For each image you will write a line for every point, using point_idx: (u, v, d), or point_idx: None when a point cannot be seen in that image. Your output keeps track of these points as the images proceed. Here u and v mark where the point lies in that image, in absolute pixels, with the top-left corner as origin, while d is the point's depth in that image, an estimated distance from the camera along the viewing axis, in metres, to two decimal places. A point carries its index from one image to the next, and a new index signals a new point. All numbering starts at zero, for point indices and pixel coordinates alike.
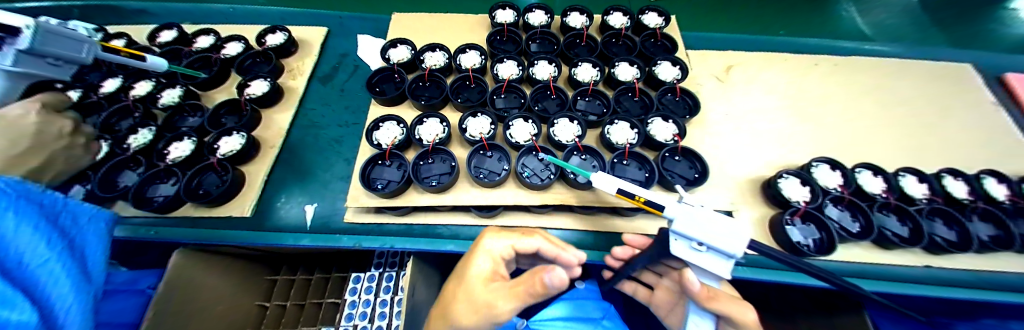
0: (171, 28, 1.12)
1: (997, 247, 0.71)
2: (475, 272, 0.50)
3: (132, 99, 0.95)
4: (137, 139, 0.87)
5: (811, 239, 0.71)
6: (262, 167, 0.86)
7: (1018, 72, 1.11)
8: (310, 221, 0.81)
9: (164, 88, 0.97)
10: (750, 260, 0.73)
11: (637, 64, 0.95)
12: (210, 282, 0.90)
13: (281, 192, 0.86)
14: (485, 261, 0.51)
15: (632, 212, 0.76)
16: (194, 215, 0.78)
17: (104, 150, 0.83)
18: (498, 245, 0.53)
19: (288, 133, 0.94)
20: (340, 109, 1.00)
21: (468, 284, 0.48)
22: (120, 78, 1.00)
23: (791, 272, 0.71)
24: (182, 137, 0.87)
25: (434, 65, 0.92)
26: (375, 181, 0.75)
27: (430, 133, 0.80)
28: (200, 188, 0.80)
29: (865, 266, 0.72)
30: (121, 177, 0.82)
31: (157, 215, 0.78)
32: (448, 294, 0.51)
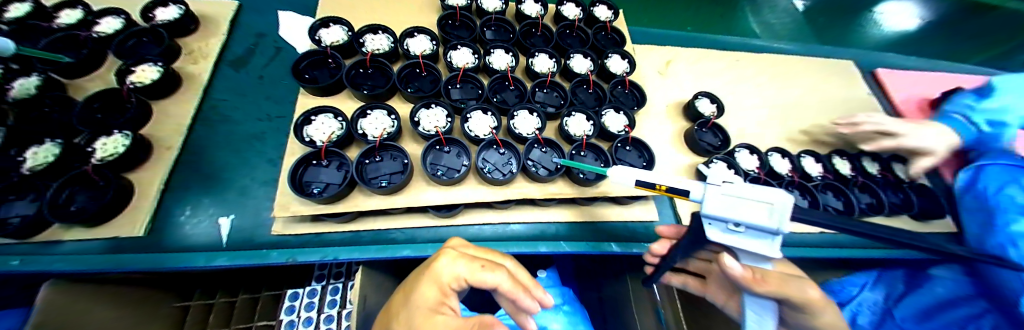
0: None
1: (870, 213, 0.88)
2: (419, 301, 0.44)
3: None
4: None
5: None
6: (155, 172, 0.68)
7: (878, 68, 1.38)
8: (226, 236, 0.67)
9: (12, 76, 0.68)
10: None
11: (590, 56, 0.96)
12: (98, 314, 0.69)
13: (183, 203, 0.69)
14: (429, 288, 0.45)
15: (589, 201, 0.82)
16: (65, 239, 0.60)
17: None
18: (447, 272, 0.46)
19: (190, 129, 0.76)
20: (260, 100, 0.83)
21: (398, 313, 0.45)
22: None
23: None
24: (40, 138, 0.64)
25: (377, 50, 0.81)
26: (309, 184, 0.64)
27: (376, 127, 0.71)
28: (71, 205, 0.61)
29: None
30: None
31: (9, 241, 0.58)
32: (392, 311, 0.47)
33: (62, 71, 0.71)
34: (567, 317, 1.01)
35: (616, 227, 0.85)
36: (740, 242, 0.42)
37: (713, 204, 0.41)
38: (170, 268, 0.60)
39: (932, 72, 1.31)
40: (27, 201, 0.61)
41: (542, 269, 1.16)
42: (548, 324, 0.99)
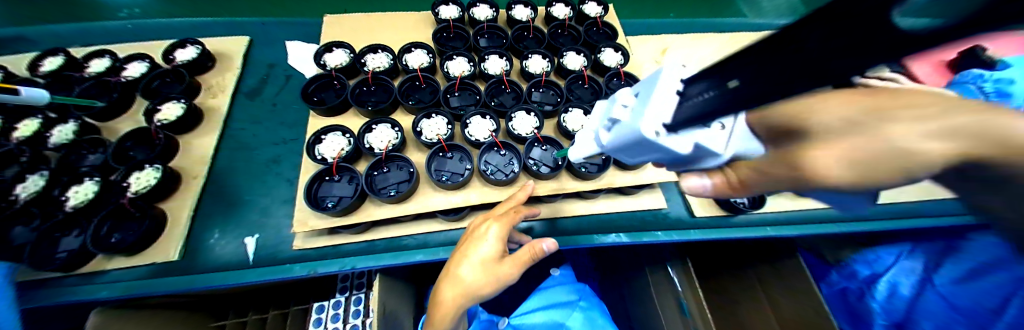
0: (56, 53, 0.86)
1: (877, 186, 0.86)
2: (483, 256, 0.57)
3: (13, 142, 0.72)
4: (27, 187, 0.68)
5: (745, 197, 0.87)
6: (184, 200, 0.74)
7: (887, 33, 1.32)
8: (252, 254, 0.71)
9: (53, 124, 0.75)
10: (701, 223, 0.86)
11: (583, 52, 0.97)
12: None
13: (212, 227, 0.74)
14: (487, 246, 0.58)
15: (592, 194, 0.80)
16: (109, 267, 0.65)
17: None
18: (497, 232, 0.59)
19: (213, 158, 0.82)
20: (275, 125, 0.89)
21: (456, 269, 0.58)
22: None
23: (744, 228, 0.85)
24: (81, 178, 0.70)
25: (378, 67, 0.86)
26: (324, 199, 0.69)
27: (381, 140, 0.75)
28: (112, 236, 0.66)
29: (770, 216, 0.87)
30: (14, 233, 0.67)
31: (59, 273, 0.64)
32: (455, 270, 0.58)
33: (96, 115, 0.77)
34: (585, 313, 0.99)
35: (623, 217, 0.85)
36: (690, 159, 0.38)
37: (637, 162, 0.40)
38: (207, 286, 0.66)
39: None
40: (73, 237, 0.67)
41: (555, 268, 1.14)
42: (566, 322, 0.98)
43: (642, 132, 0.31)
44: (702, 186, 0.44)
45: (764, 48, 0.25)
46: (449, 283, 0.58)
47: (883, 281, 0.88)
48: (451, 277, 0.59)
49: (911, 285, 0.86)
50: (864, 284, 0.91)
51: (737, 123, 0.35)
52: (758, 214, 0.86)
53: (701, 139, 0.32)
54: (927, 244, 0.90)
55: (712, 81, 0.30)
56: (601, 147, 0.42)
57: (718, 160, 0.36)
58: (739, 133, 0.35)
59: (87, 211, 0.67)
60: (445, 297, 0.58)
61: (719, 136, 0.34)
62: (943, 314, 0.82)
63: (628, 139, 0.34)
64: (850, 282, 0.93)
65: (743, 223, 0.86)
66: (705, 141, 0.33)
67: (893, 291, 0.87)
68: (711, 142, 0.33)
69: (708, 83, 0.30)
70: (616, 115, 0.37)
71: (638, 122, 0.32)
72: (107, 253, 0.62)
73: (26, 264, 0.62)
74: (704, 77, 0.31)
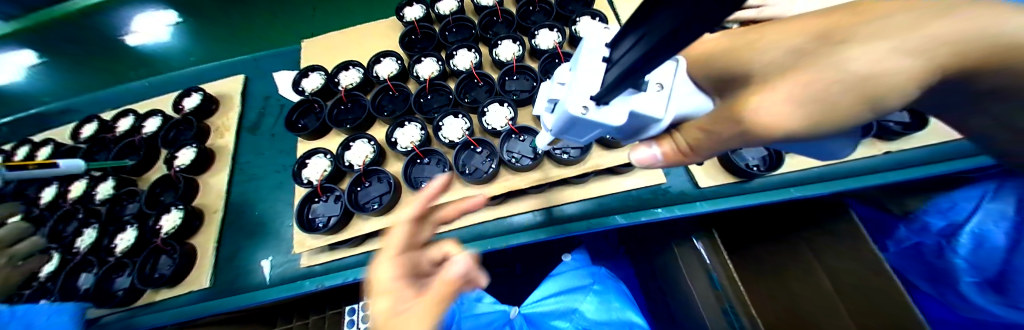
0: (90, 120, 1.00)
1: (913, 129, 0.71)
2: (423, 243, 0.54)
3: (70, 202, 0.88)
4: (84, 240, 0.83)
5: (761, 158, 0.77)
6: (208, 233, 0.83)
7: None
8: (269, 274, 0.80)
9: (95, 182, 0.88)
10: (715, 192, 0.77)
11: (556, 27, 0.89)
12: None
13: (233, 256, 0.82)
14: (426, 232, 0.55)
15: (581, 179, 0.76)
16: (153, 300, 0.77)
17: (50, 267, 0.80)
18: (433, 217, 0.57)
19: (229, 192, 0.90)
20: (276, 154, 0.95)
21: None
22: (55, 185, 0.91)
23: (772, 193, 0.72)
24: (123, 227, 0.82)
25: (350, 84, 0.87)
26: (315, 220, 0.73)
27: (360, 155, 0.77)
28: (155, 272, 0.78)
29: (793, 175, 0.75)
30: (80, 278, 0.80)
31: (121, 309, 0.77)
32: None
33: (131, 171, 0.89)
34: (598, 297, 0.96)
35: (621, 199, 0.79)
36: (637, 131, 0.33)
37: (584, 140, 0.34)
38: (228, 308, 0.73)
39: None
40: (123, 276, 0.79)
41: (567, 254, 1.12)
42: (578, 307, 0.95)
43: (569, 112, 0.26)
44: (652, 157, 0.35)
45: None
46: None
47: (966, 233, 0.70)
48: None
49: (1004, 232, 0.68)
50: (943, 238, 0.72)
51: (678, 76, 0.29)
52: (779, 175, 0.75)
53: (638, 106, 0.27)
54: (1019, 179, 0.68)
55: (638, 35, 0.23)
56: (549, 132, 0.37)
57: (666, 126, 0.31)
58: (681, 92, 0.29)
59: (129, 255, 0.79)
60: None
61: (659, 100, 0.28)
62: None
63: (564, 122, 0.29)
64: (925, 238, 0.74)
65: (760, 188, 0.75)
66: (644, 108, 0.27)
67: (979, 243, 0.69)
68: (649, 109, 0.28)
69: (635, 39, 0.24)
70: (555, 95, 0.32)
71: (565, 101, 0.27)
72: (152, 288, 0.74)
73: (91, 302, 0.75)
74: (630, 33, 0.25)
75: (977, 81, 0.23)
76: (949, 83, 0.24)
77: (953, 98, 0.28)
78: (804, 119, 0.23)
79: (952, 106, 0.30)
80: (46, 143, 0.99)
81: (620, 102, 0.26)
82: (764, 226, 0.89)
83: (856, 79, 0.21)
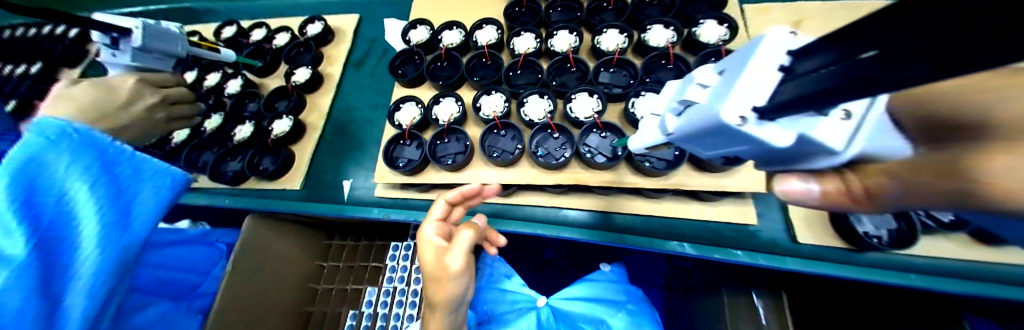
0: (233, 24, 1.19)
1: None
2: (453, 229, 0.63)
3: (206, 90, 1.09)
4: (212, 123, 1.04)
5: (885, 230, 0.65)
6: (306, 144, 0.97)
7: None
8: (348, 194, 0.93)
9: (228, 79, 1.09)
10: (812, 250, 0.70)
11: (673, 25, 0.82)
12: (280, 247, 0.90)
13: (323, 171, 0.97)
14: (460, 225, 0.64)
15: (658, 193, 0.73)
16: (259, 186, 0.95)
17: (184, 134, 1.03)
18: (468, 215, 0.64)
19: (329, 115, 1.04)
20: (372, 92, 1.06)
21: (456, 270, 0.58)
22: (195, 71, 1.13)
23: (876, 270, 0.62)
24: (245, 121, 1.01)
25: (451, 43, 0.92)
26: (397, 159, 0.81)
27: (446, 112, 0.82)
28: (260, 165, 0.95)
29: (903, 259, 0.66)
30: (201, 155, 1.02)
31: (230, 185, 0.96)
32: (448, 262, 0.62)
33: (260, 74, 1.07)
34: (630, 317, 0.95)
35: (689, 225, 0.76)
36: (790, 157, 0.29)
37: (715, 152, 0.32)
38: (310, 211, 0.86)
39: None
40: (236, 162, 0.98)
41: (605, 263, 1.10)
42: (607, 320, 0.95)
43: (719, 119, 0.24)
44: (806, 192, 0.31)
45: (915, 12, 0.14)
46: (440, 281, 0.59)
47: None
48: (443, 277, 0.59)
49: None
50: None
51: (873, 109, 0.24)
52: (886, 253, 0.66)
53: (809, 131, 0.24)
54: None
55: (833, 54, 0.20)
56: (666, 134, 0.36)
57: (843, 159, 0.26)
58: (872, 126, 0.24)
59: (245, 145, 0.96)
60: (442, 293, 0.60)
61: (841, 130, 0.24)
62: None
63: (700, 126, 0.28)
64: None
65: (876, 262, 0.66)
66: (818, 133, 0.23)
67: None
68: (823, 137, 0.24)
69: (825, 58, 0.20)
70: (690, 96, 0.30)
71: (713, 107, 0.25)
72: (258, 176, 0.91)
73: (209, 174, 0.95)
74: (817, 52, 0.21)
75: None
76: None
77: None
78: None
79: None
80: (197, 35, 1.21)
81: (783, 122, 0.24)
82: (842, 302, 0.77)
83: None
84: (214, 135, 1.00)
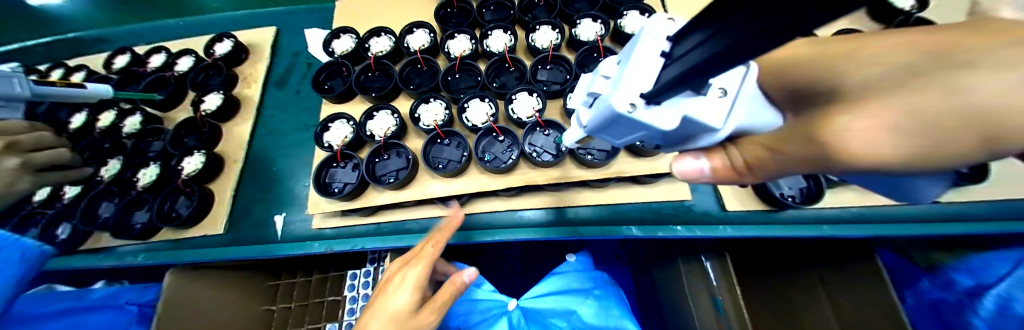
0: (124, 51, 1.02)
1: (969, 182, 0.65)
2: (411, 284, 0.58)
3: (98, 131, 0.90)
4: (110, 170, 0.87)
5: (798, 190, 0.71)
6: (227, 180, 0.84)
7: None
8: (281, 229, 0.82)
9: (124, 115, 0.90)
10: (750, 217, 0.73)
11: (600, 18, 0.83)
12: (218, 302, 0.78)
13: (250, 207, 0.85)
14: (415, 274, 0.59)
15: (602, 183, 0.73)
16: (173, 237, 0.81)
17: (76, 189, 0.85)
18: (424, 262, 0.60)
19: (250, 143, 0.90)
20: (298, 112, 0.95)
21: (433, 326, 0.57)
22: (85, 112, 0.93)
23: (802, 227, 0.67)
24: (147, 162, 0.86)
25: (380, 51, 0.85)
26: (331, 185, 0.73)
27: (381, 127, 0.76)
28: (173, 210, 0.80)
29: (828, 212, 0.71)
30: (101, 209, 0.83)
31: (140, 241, 0.81)
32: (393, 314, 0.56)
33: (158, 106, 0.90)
34: (599, 301, 0.96)
35: (639, 210, 0.77)
36: (684, 137, 0.28)
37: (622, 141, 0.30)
38: (235, 257, 0.75)
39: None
40: (144, 211, 0.82)
41: (571, 254, 1.10)
42: (578, 309, 0.95)
43: (618, 109, 0.22)
44: (699, 170, 0.31)
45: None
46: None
47: (991, 294, 0.67)
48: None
49: None
50: (965, 296, 0.69)
51: (748, 82, 0.24)
52: (813, 210, 0.71)
53: (701, 110, 0.23)
54: None
55: (706, 32, 0.20)
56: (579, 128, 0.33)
57: (721, 137, 0.26)
58: (749, 99, 0.25)
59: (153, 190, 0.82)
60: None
61: (725, 106, 0.24)
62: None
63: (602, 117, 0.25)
64: (946, 293, 0.72)
65: (789, 220, 0.71)
66: (703, 114, 0.23)
67: (1004, 307, 0.65)
68: (714, 115, 0.23)
69: (702, 35, 0.20)
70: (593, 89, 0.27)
71: (612, 93, 0.22)
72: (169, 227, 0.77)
73: (109, 231, 0.78)
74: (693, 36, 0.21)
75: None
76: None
77: None
78: (899, 153, 0.20)
79: None
80: (80, 68, 1.02)
81: (679, 104, 0.22)
82: (779, 256, 0.83)
83: (979, 116, 0.18)
84: (111, 183, 0.84)
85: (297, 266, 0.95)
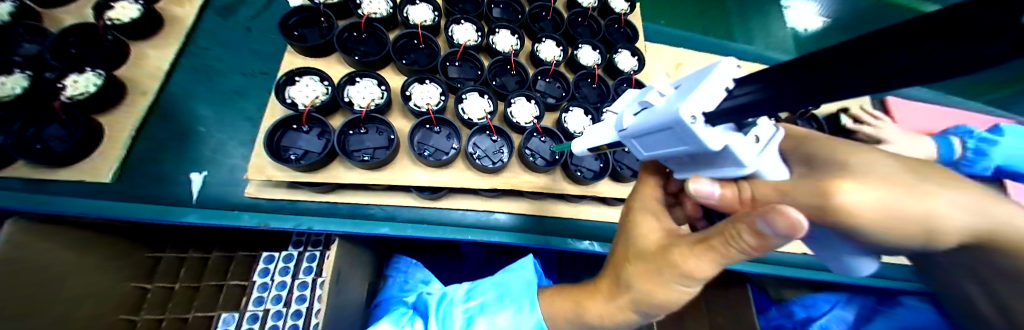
0: None
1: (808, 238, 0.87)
2: (645, 234, 0.41)
3: None
4: None
5: None
6: (128, 117, 0.65)
7: (919, 94, 1.23)
8: (197, 191, 0.65)
9: None
10: None
11: (599, 49, 0.89)
12: (85, 272, 0.58)
13: (156, 157, 0.66)
14: (640, 229, 0.42)
15: (579, 198, 0.77)
16: (28, 177, 0.58)
17: None
18: (639, 217, 0.42)
19: (170, 76, 0.71)
20: (246, 53, 0.77)
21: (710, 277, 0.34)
22: None
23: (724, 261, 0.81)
24: (13, 68, 0.62)
25: (373, 13, 0.74)
26: (286, 150, 0.62)
27: (363, 96, 0.67)
28: (37, 141, 0.59)
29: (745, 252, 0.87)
30: None
31: None
32: (642, 263, 0.40)
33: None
34: None
35: (601, 228, 0.83)
36: (704, 166, 0.33)
37: (655, 152, 0.36)
38: (123, 217, 0.57)
39: (960, 106, 1.22)
40: None
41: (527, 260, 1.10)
42: None
43: (680, 116, 0.27)
44: (709, 193, 0.33)
45: (843, 51, 0.20)
46: (632, 284, 0.41)
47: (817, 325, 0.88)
48: (618, 278, 0.45)
49: None
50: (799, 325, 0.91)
51: (773, 140, 0.31)
52: None
53: (736, 144, 0.28)
54: (859, 296, 0.94)
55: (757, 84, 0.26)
56: (618, 131, 0.38)
57: (741, 174, 0.31)
58: (772, 153, 0.30)
59: (13, 109, 0.59)
60: (647, 300, 0.41)
61: (753, 151, 0.29)
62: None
63: (658, 122, 0.30)
64: (787, 320, 0.93)
65: None
66: (737, 145, 0.28)
67: None
68: (745, 151, 0.29)
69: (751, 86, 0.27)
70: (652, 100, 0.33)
71: (677, 104, 0.28)
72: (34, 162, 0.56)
73: None
74: (752, 80, 0.27)
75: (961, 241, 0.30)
76: (941, 227, 0.31)
77: (949, 245, 0.34)
78: None
79: (939, 251, 0.37)
80: None
81: (725, 130, 0.28)
82: None
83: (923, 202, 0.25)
84: None
85: (189, 241, 0.76)
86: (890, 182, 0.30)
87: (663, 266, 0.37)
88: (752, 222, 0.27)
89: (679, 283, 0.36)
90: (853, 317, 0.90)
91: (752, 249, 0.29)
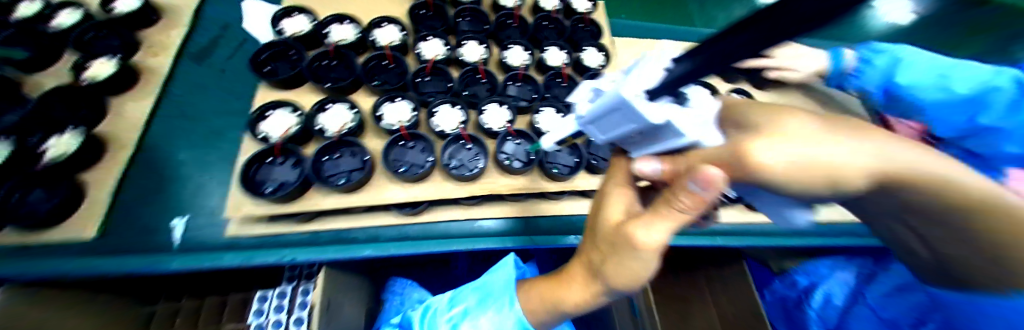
0: None
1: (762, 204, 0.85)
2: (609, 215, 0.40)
3: None
4: None
5: None
6: (109, 172, 0.65)
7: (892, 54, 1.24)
8: (180, 237, 0.65)
9: None
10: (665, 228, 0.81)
11: (566, 49, 0.91)
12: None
13: (138, 207, 0.66)
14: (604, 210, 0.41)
15: (559, 195, 0.76)
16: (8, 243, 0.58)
17: None
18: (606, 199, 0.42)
19: (148, 126, 0.72)
20: (221, 95, 0.79)
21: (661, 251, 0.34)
22: None
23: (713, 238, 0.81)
24: None
25: (342, 40, 0.76)
26: (263, 183, 0.62)
27: (334, 122, 0.67)
28: None
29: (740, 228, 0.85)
30: None
31: None
32: (605, 242, 0.39)
33: (14, 65, 0.68)
34: None
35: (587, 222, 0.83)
36: (654, 140, 0.34)
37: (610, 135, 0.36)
38: (110, 271, 0.57)
39: None
40: None
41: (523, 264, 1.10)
42: None
43: (622, 96, 0.27)
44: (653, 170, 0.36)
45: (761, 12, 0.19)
46: (602, 271, 0.40)
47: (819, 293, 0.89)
48: (591, 266, 0.43)
49: (845, 296, 0.88)
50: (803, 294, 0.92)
51: (710, 110, 0.32)
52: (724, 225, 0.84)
53: (678, 118, 0.29)
54: (858, 258, 0.94)
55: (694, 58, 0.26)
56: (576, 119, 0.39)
57: (682, 144, 0.32)
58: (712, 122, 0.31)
59: None
60: (615, 284, 0.40)
61: (695, 121, 0.30)
62: (873, 326, 0.82)
63: (606, 105, 0.30)
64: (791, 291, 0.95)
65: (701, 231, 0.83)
66: (678, 119, 0.29)
67: (827, 301, 0.87)
68: (688, 123, 0.29)
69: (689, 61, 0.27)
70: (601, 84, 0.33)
71: (621, 86, 0.28)
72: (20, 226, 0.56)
73: None
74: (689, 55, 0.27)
75: (932, 198, 0.29)
76: None
77: None
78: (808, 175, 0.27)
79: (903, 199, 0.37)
80: None
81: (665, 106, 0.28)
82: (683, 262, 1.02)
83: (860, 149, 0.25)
84: None
85: None
86: (835, 133, 0.30)
87: (620, 245, 0.36)
88: (685, 183, 0.29)
89: (640, 261, 0.35)
90: (856, 280, 0.89)
91: (691, 208, 0.30)
